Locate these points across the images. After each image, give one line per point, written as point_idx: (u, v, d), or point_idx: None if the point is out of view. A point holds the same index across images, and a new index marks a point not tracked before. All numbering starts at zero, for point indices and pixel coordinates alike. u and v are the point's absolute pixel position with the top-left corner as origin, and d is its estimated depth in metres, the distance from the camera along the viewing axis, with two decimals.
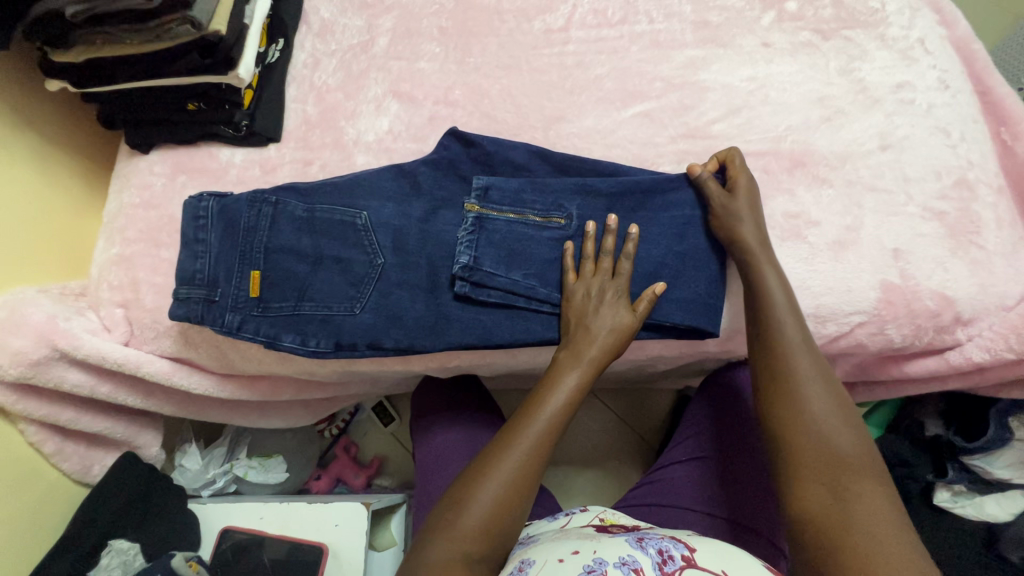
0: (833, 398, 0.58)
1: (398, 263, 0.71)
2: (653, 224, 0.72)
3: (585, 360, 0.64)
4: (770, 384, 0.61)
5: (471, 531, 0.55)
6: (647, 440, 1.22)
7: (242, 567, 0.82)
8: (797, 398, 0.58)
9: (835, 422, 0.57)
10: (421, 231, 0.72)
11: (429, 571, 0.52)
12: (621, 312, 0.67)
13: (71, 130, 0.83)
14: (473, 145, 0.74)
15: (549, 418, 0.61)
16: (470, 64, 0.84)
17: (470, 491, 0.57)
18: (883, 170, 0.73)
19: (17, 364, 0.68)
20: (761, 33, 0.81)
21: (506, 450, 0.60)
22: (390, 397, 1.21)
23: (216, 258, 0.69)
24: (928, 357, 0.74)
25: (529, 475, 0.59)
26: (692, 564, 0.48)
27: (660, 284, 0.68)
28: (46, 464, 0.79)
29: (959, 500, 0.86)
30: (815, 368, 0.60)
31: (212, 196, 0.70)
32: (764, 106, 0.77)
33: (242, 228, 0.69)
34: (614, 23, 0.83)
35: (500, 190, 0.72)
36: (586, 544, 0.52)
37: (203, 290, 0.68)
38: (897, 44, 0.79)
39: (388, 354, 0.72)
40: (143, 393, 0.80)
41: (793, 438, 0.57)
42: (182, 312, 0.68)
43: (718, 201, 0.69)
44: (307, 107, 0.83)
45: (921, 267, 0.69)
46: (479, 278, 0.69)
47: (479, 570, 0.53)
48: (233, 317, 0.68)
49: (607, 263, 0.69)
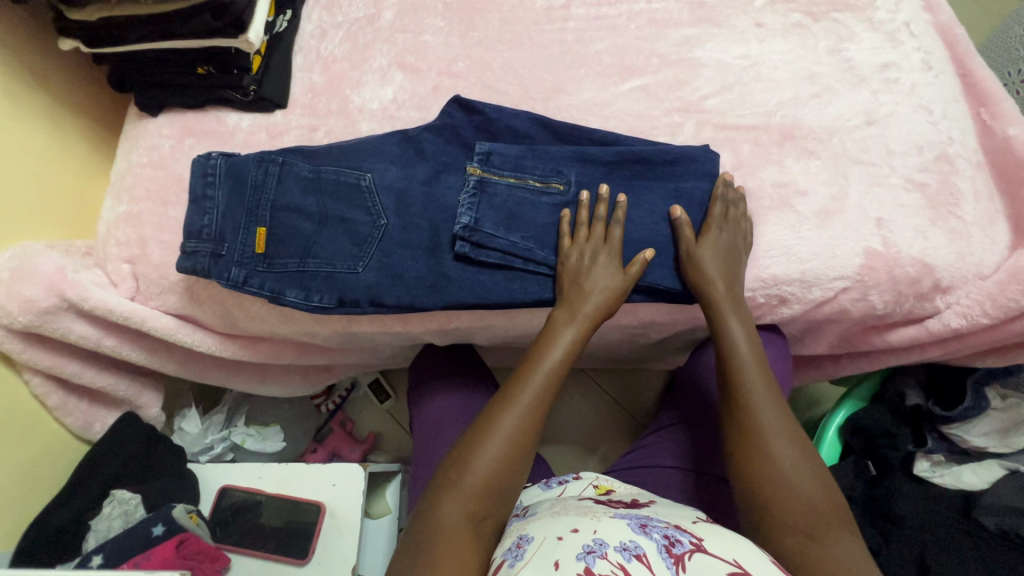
0: (795, 444, 0.60)
1: (402, 225, 0.73)
2: (648, 193, 0.74)
3: (581, 319, 0.68)
4: (739, 430, 0.62)
5: (472, 490, 0.57)
6: (638, 419, 1.24)
7: (241, 525, 0.84)
8: (765, 441, 0.60)
9: (799, 465, 0.58)
10: (423, 194, 0.74)
11: (439, 526, 0.55)
12: (613, 273, 0.70)
13: (81, 91, 0.84)
14: (476, 112, 0.77)
15: (541, 382, 0.64)
16: (473, 38, 0.86)
17: (471, 451, 0.60)
18: (867, 144, 0.76)
19: (26, 312, 0.70)
20: (755, 14, 0.84)
21: (501, 420, 0.61)
22: (386, 372, 1.23)
23: (223, 213, 0.70)
24: (909, 326, 0.77)
25: (522, 442, 0.61)
26: (701, 549, 0.49)
27: (650, 251, 0.71)
28: (48, 418, 0.80)
29: (937, 470, 0.88)
30: (780, 416, 0.62)
31: (220, 154, 0.72)
32: (756, 82, 0.80)
33: (250, 185, 0.71)
34: (613, 2, 0.86)
35: (502, 155, 0.74)
36: (585, 521, 0.52)
37: (210, 244, 0.70)
38: (883, 27, 0.82)
39: (389, 312, 0.73)
40: (146, 350, 0.81)
41: (764, 478, 0.58)
42: (189, 264, 0.69)
43: (689, 250, 0.71)
44: (313, 75, 0.85)
45: (902, 236, 0.72)
46: (478, 239, 0.71)
47: (483, 526, 0.56)
48: (239, 272, 0.70)
49: (599, 229, 0.71)
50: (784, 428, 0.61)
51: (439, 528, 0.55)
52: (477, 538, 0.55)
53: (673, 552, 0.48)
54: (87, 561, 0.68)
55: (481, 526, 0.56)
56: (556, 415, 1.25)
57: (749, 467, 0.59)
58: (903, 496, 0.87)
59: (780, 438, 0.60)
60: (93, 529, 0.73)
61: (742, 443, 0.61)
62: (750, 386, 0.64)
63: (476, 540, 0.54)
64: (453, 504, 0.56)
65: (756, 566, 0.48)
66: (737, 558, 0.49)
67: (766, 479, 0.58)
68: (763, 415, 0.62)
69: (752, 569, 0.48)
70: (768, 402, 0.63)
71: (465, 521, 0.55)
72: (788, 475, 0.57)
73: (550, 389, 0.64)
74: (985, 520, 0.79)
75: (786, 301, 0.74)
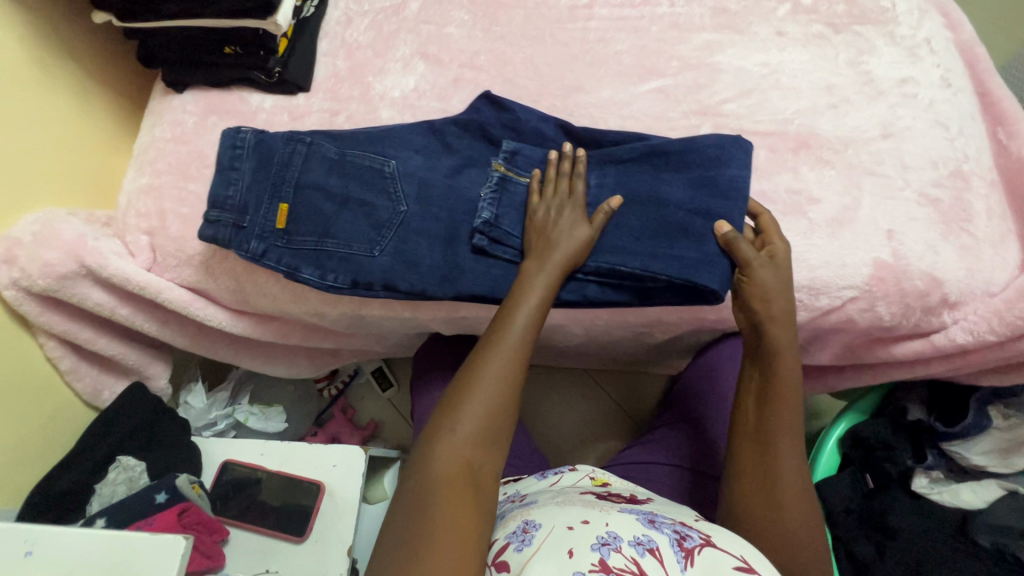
0: (799, 479, 0.61)
1: (421, 215, 0.73)
2: (667, 183, 0.72)
3: (551, 268, 0.67)
4: (753, 463, 0.62)
5: (464, 439, 0.58)
6: (637, 422, 1.24)
7: (238, 501, 0.84)
8: (774, 474, 0.61)
9: (798, 500, 0.60)
10: (444, 184, 0.75)
11: (434, 481, 0.56)
12: (580, 225, 0.69)
13: (109, 65, 0.86)
14: (505, 110, 0.77)
15: (523, 324, 0.64)
16: (496, 33, 0.87)
17: (459, 402, 0.60)
18: (883, 157, 0.77)
19: (46, 275, 0.71)
20: (777, 22, 0.85)
21: (482, 370, 0.61)
22: (390, 361, 1.24)
23: (248, 186, 0.71)
24: (914, 340, 0.77)
25: (507, 385, 0.61)
26: (710, 543, 0.51)
27: (616, 200, 0.70)
28: (59, 382, 0.81)
29: (936, 487, 0.89)
30: (795, 465, 0.61)
31: (250, 129, 0.73)
32: (775, 90, 0.81)
33: (277, 161, 0.72)
34: (636, 4, 0.87)
35: (527, 156, 0.75)
36: (594, 514, 0.54)
37: (233, 215, 0.71)
38: (904, 42, 0.83)
39: (400, 298, 0.74)
40: (158, 321, 0.82)
41: (764, 508, 0.59)
42: (210, 233, 0.70)
43: (749, 263, 0.66)
44: (337, 61, 0.87)
45: (913, 249, 0.72)
46: (497, 235, 0.73)
47: (479, 475, 0.57)
48: (259, 245, 0.71)
49: (566, 184, 0.72)
50: (794, 469, 0.61)
51: (435, 482, 0.56)
52: (471, 488, 0.56)
53: (684, 546, 0.50)
54: (92, 522, 0.70)
55: (474, 474, 0.57)
56: (557, 413, 1.25)
57: (750, 507, 0.60)
58: (898, 510, 0.87)
59: (790, 486, 0.60)
60: (97, 493, 0.75)
61: (751, 475, 0.62)
62: (784, 429, 0.63)
63: (472, 491, 0.56)
64: (446, 453, 0.57)
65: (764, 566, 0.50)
66: (745, 556, 0.50)
67: (765, 523, 0.59)
68: (781, 459, 0.61)
69: (760, 567, 0.49)
70: (790, 444, 0.62)
71: (461, 469, 0.57)
72: (789, 518, 0.59)
73: (528, 338, 0.64)
74: (980, 538, 0.81)
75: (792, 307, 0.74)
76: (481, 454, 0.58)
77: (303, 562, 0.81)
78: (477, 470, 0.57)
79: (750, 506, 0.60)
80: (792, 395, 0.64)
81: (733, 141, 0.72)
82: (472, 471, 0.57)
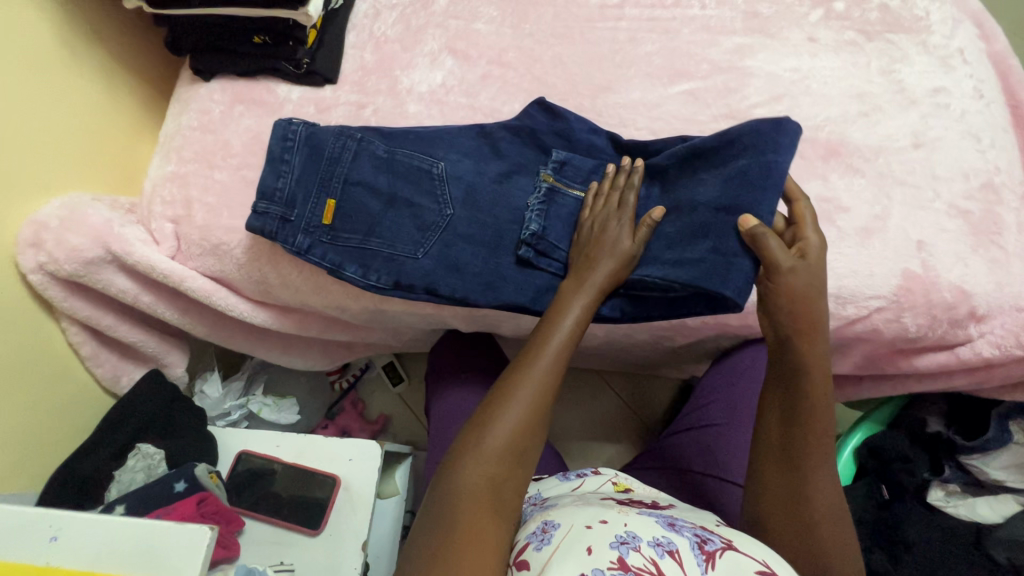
0: (832, 500, 0.58)
1: (468, 222, 0.74)
2: (701, 184, 0.68)
3: (589, 286, 0.66)
4: (783, 482, 0.59)
5: (493, 454, 0.57)
6: (647, 424, 1.24)
7: (255, 491, 0.85)
8: (804, 493, 0.58)
9: (829, 521, 0.58)
10: (492, 192, 0.75)
11: (460, 492, 0.55)
12: (623, 237, 0.67)
13: (135, 51, 0.86)
14: (558, 118, 0.76)
15: (560, 343, 0.63)
16: (526, 30, 0.87)
17: (491, 417, 0.59)
18: (913, 167, 0.76)
19: (72, 260, 0.71)
20: (809, 28, 0.84)
21: (518, 386, 0.61)
22: (400, 356, 1.24)
23: (297, 179, 0.73)
24: (938, 352, 0.77)
25: (540, 404, 0.61)
26: (732, 547, 0.51)
27: (660, 210, 0.67)
28: (80, 367, 0.81)
29: (951, 500, 0.89)
30: (830, 486, 0.59)
31: (302, 122, 0.75)
32: (806, 96, 0.80)
33: (327, 157, 0.73)
34: (667, 5, 0.86)
35: (576, 167, 0.75)
36: (613, 514, 0.53)
37: (281, 208, 0.72)
38: (937, 51, 0.82)
39: (440, 302, 0.75)
40: (180, 310, 0.82)
41: (793, 525, 0.58)
42: (258, 224, 0.71)
43: (782, 265, 0.60)
44: (364, 54, 0.86)
45: (942, 261, 0.72)
46: (544, 248, 0.73)
47: (505, 491, 0.57)
48: (304, 240, 0.72)
49: (615, 196, 0.70)
50: (827, 489, 0.59)
51: (460, 494, 0.55)
52: (496, 504, 0.56)
53: (705, 550, 0.50)
54: (112, 509, 0.70)
55: (500, 490, 0.57)
56: (567, 412, 1.25)
57: (788, 529, 0.58)
58: (913, 523, 0.87)
59: (827, 509, 0.58)
60: (115, 480, 0.75)
61: (779, 493, 0.59)
62: (819, 450, 0.60)
63: (496, 506, 0.56)
64: (474, 466, 0.57)
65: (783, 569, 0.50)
66: (766, 559, 0.50)
67: (804, 547, 0.57)
68: (815, 481, 0.59)
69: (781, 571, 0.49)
70: (824, 462, 0.59)
71: (489, 485, 0.56)
72: (821, 537, 0.57)
73: (563, 358, 0.63)
74: (996, 553, 0.81)
75: None
76: (509, 470, 0.58)
77: (317, 556, 0.80)
78: (503, 484, 0.57)
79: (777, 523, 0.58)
80: (824, 415, 0.60)
81: (773, 124, 0.66)
82: (498, 487, 0.57)
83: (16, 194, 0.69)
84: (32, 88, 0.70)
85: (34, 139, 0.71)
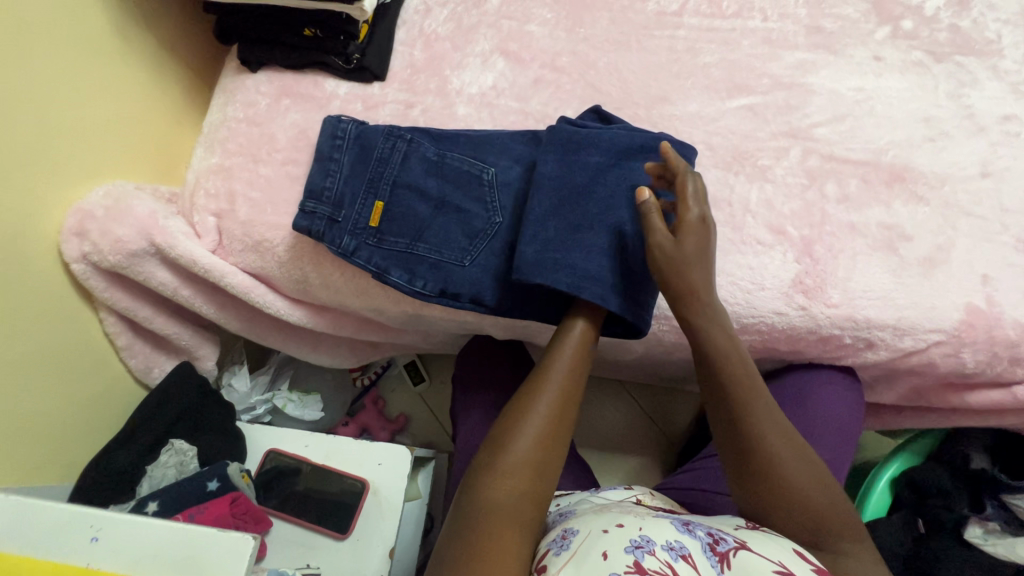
0: (800, 453, 0.56)
1: (529, 223, 0.68)
2: (582, 166, 0.69)
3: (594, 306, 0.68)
4: (740, 454, 0.56)
5: (515, 468, 0.55)
6: (670, 438, 1.22)
7: (279, 489, 0.84)
8: (769, 455, 0.55)
9: (806, 473, 0.55)
10: (553, 187, 0.68)
11: (483, 510, 0.53)
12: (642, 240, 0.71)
13: (182, 39, 0.84)
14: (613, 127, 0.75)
15: (571, 355, 0.64)
16: (580, 34, 0.84)
17: (510, 429, 0.58)
18: (981, 197, 0.74)
19: (116, 252, 0.70)
20: (874, 46, 0.81)
21: (535, 397, 0.60)
22: (423, 356, 1.22)
23: (345, 178, 0.72)
24: (993, 389, 0.74)
25: (559, 416, 0.59)
26: (745, 547, 0.48)
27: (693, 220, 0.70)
28: (114, 357, 0.80)
29: (989, 538, 0.83)
30: (790, 439, 0.56)
31: (352, 120, 0.74)
32: (870, 118, 0.78)
33: (376, 157, 0.72)
34: (727, 15, 0.83)
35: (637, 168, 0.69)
36: (629, 519, 0.50)
37: (328, 208, 0.71)
38: (1009, 77, 0.79)
39: (484, 312, 0.73)
40: (216, 304, 0.81)
41: (771, 493, 0.54)
42: (305, 223, 0.70)
43: (664, 245, 0.60)
44: (414, 51, 0.84)
45: (1007, 296, 0.70)
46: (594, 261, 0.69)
47: (530, 509, 0.54)
48: (350, 241, 0.70)
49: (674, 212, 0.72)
50: (790, 444, 0.56)
51: (483, 511, 0.53)
52: (521, 523, 0.53)
53: (716, 550, 0.47)
54: (144, 505, 0.69)
55: (524, 508, 0.54)
56: (589, 421, 1.23)
57: (776, 503, 0.54)
58: (948, 556, 0.83)
59: (798, 466, 0.55)
60: (148, 475, 0.74)
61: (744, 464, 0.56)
62: (756, 413, 0.57)
63: (521, 524, 0.53)
64: (497, 482, 0.54)
65: (801, 569, 0.46)
66: (784, 560, 0.46)
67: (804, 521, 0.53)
68: (762, 428, 0.56)
69: (799, 570, 0.45)
70: (767, 415, 0.57)
71: (513, 503, 0.54)
72: (806, 493, 0.54)
73: (577, 370, 0.63)
74: None
75: (873, 345, 0.71)
76: (533, 486, 0.55)
77: (343, 560, 0.79)
78: (527, 503, 0.54)
79: (755, 490, 0.55)
80: (740, 378, 0.58)
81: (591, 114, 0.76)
82: (521, 505, 0.54)
83: (65, 182, 0.69)
84: (84, 76, 0.69)
85: (83, 128, 0.70)
